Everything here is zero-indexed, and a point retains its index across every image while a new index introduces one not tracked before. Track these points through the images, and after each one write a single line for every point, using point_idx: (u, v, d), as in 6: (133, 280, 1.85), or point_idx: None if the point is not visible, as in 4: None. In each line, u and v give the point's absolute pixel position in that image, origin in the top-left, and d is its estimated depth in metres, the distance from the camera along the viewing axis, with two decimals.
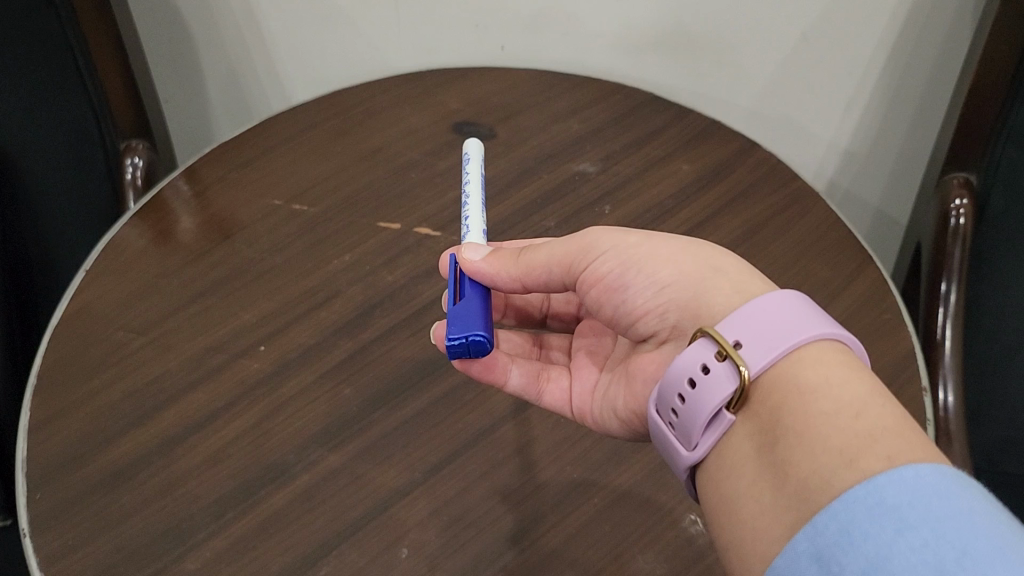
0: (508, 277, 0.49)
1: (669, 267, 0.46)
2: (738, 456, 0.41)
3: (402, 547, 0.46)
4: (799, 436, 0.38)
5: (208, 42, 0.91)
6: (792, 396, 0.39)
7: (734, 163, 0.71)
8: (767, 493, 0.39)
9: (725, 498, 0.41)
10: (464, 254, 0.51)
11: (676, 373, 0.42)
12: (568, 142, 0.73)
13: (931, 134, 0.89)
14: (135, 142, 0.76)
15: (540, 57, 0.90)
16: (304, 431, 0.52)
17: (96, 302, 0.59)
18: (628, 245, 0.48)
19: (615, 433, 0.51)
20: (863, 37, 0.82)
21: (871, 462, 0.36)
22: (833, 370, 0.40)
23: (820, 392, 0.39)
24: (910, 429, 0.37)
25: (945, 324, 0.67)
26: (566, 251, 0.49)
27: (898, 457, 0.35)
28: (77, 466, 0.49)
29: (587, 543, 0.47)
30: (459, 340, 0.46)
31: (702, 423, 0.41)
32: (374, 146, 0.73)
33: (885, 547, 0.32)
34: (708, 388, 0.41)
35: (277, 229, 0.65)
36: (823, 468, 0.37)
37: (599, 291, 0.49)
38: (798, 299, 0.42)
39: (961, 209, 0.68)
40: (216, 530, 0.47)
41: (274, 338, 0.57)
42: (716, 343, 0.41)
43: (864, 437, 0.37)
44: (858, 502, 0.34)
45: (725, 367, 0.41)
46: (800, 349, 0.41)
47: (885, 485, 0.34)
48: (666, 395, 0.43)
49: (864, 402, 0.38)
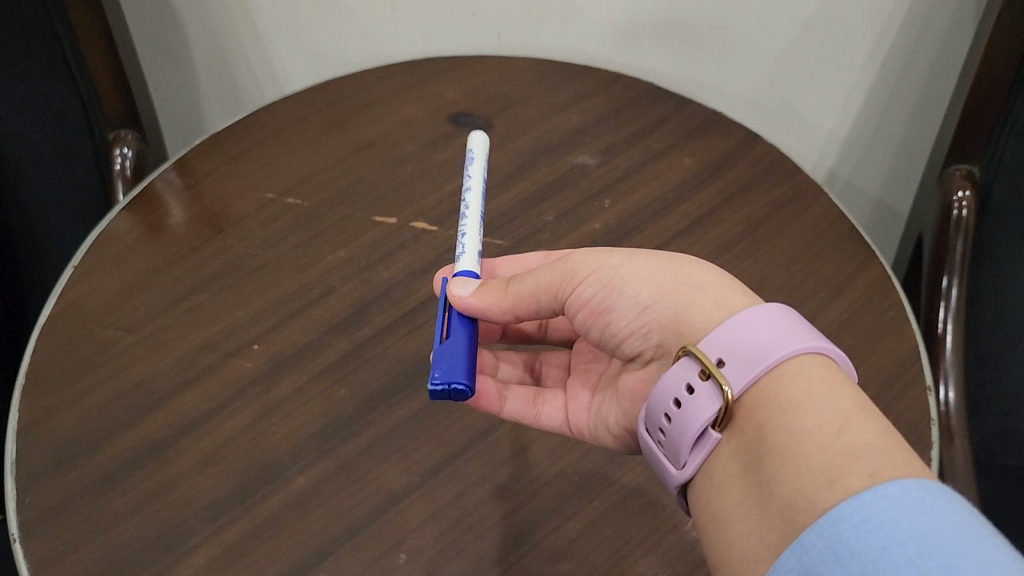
0: (501, 311, 0.48)
1: (649, 288, 0.46)
2: (724, 473, 0.40)
3: (400, 552, 0.46)
4: (783, 455, 0.37)
5: (197, 30, 0.89)
6: (774, 413, 0.38)
7: (735, 156, 0.70)
8: (754, 512, 0.38)
9: (713, 516, 0.40)
10: (452, 289, 0.48)
11: (660, 393, 0.41)
12: (567, 133, 0.72)
13: (931, 121, 0.87)
14: (124, 132, 0.74)
15: (537, 45, 0.89)
16: (298, 434, 0.51)
17: (85, 298, 0.58)
18: (609, 267, 0.46)
19: (609, 446, 0.51)
20: (864, 25, 0.81)
21: (853, 482, 0.35)
22: (815, 384, 0.39)
23: (803, 408, 0.38)
24: (894, 443, 0.36)
25: (946, 319, 0.66)
26: (552, 278, 0.47)
27: (880, 474, 0.35)
28: (67, 470, 0.48)
29: (588, 548, 0.46)
30: (442, 386, 0.44)
31: (688, 442, 0.41)
32: (370, 138, 0.71)
33: (871, 565, 0.32)
34: (692, 408, 0.40)
35: (270, 223, 0.64)
36: (806, 487, 0.36)
37: (585, 315, 0.48)
38: (783, 313, 0.41)
39: (964, 202, 0.67)
40: (211, 534, 0.46)
41: (267, 337, 0.56)
42: (699, 362, 0.40)
43: (847, 455, 0.36)
44: (843, 519, 0.33)
45: (708, 386, 0.40)
46: (781, 365, 0.39)
47: (870, 502, 0.33)
48: (653, 414, 0.42)
49: (847, 417, 0.37)
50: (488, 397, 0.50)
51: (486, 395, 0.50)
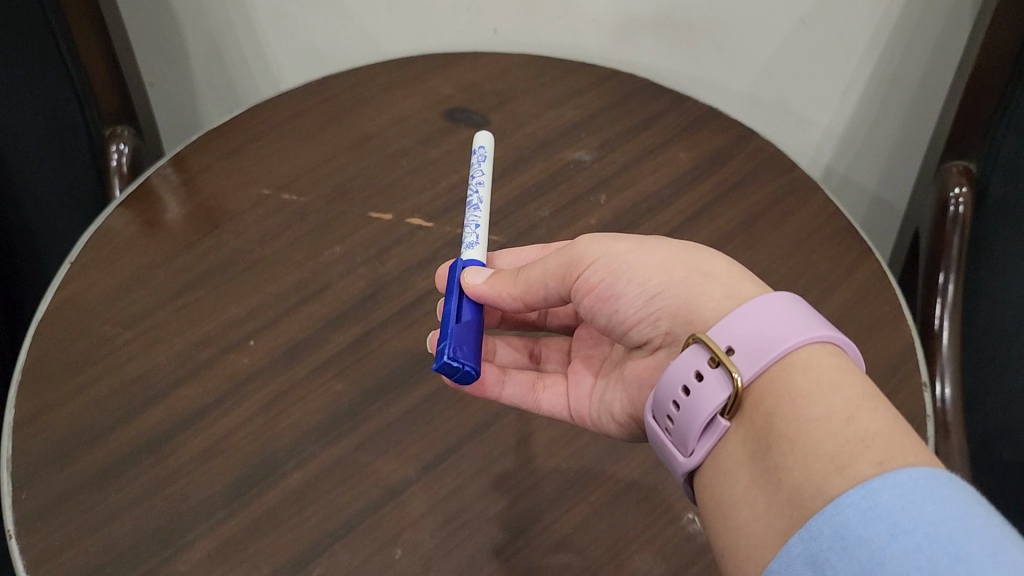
0: (510, 298, 0.49)
1: (659, 275, 0.45)
2: (732, 461, 0.40)
3: (396, 547, 0.46)
4: (791, 443, 0.37)
5: (194, 26, 0.89)
6: (783, 402, 0.38)
7: (730, 151, 0.70)
8: (761, 499, 0.38)
9: (720, 505, 0.40)
10: (466, 277, 0.50)
11: (669, 381, 0.42)
12: (563, 129, 0.72)
13: (929, 116, 0.88)
14: (120, 129, 0.74)
15: (534, 42, 0.89)
16: (295, 429, 0.51)
17: (81, 294, 0.58)
18: (616, 253, 0.46)
19: (614, 434, 0.51)
20: (861, 21, 0.81)
21: (863, 469, 0.35)
22: (825, 373, 0.39)
23: (812, 397, 0.38)
24: (904, 433, 0.36)
25: (943, 315, 0.66)
26: (558, 263, 0.48)
27: (889, 463, 0.35)
28: (63, 466, 0.48)
29: (584, 543, 0.46)
30: (456, 363, 0.44)
31: (697, 430, 0.41)
32: (366, 134, 0.71)
33: (879, 552, 0.32)
34: (702, 395, 0.40)
35: (266, 219, 0.64)
36: (815, 475, 0.36)
37: (591, 300, 0.48)
38: (792, 301, 0.41)
39: (960, 197, 0.67)
40: (207, 530, 0.46)
41: (264, 332, 0.56)
42: (709, 350, 0.40)
43: (856, 443, 0.36)
44: (852, 506, 0.33)
45: (718, 373, 0.40)
46: (791, 353, 0.39)
47: (878, 489, 0.33)
48: (661, 402, 0.42)
49: (857, 406, 0.37)
50: (488, 382, 0.50)
51: (486, 381, 0.50)
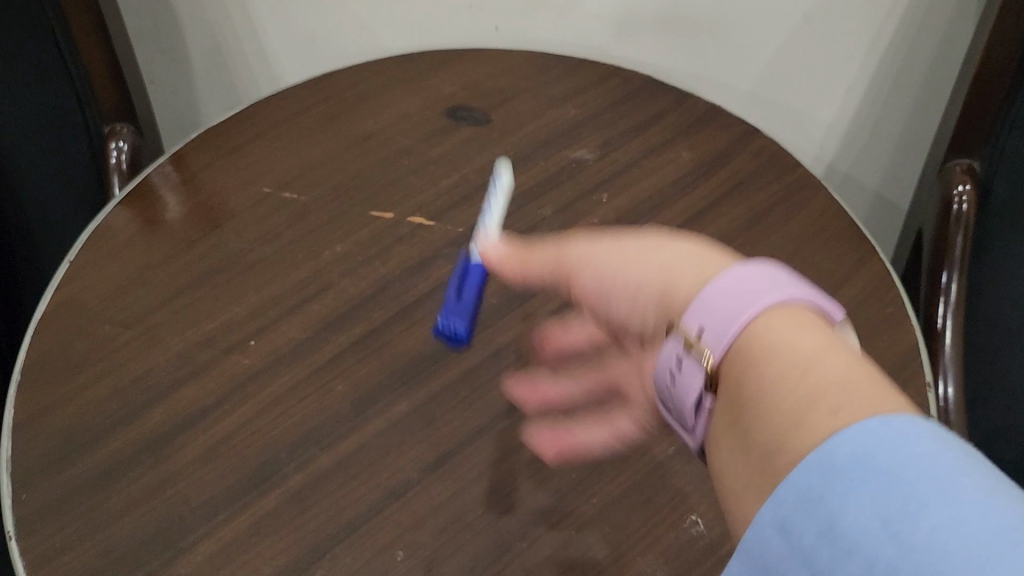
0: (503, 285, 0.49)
1: (640, 271, 0.44)
2: (719, 432, 0.41)
3: (397, 549, 0.46)
4: (753, 403, 0.37)
5: (194, 22, 0.89)
6: (746, 364, 0.38)
7: (733, 150, 0.69)
8: (741, 462, 0.38)
9: (717, 479, 0.41)
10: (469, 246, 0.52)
11: (658, 369, 0.43)
12: (565, 127, 0.71)
13: (933, 114, 0.87)
14: (120, 126, 0.73)
15: (536, 39, 0.88)
16: (296, 430, 0.51)
17: (82, 293, 0.58)
18: (598, 251, 0.46)
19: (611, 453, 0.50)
20: (864, 17, 0.81)
21: (816, 420, 0.34)
22: (784, 329, 0.38)
23: (772, 356, 0.37)
24: (860, 373, 0.35)
25: (946, 314, 0.66)
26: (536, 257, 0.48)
27: (841, 413, 0.34)
28: (64, 466, 0.48)
29: (586, 546, 0.46)
30: (445, 326, 0.51)
31: (689, 411, 0.42)
32: (367, 131, 0.71)
33: (836, 508, 0.29)
34: (685, 381, 0.41)
35: (267, 218, 0.64)
36: (774, 435, 0.35)
37: (584, 295, 0.48)
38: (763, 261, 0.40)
39: (964, 196, 0.67)
40: (207, 532, 0.46)
41: (265, 333, 0.56)
42: (683, 336, 0.41)
43: (811, 397, 0.35)
44: (809, 465, 0.31)
45: (693, 359, 0.41)
46: (756, 319, 0.39)
47: (836, 446, 0.31)
48: (660, 388, 0.44)
49: (814, 359, 0.36)
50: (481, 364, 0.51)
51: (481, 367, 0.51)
